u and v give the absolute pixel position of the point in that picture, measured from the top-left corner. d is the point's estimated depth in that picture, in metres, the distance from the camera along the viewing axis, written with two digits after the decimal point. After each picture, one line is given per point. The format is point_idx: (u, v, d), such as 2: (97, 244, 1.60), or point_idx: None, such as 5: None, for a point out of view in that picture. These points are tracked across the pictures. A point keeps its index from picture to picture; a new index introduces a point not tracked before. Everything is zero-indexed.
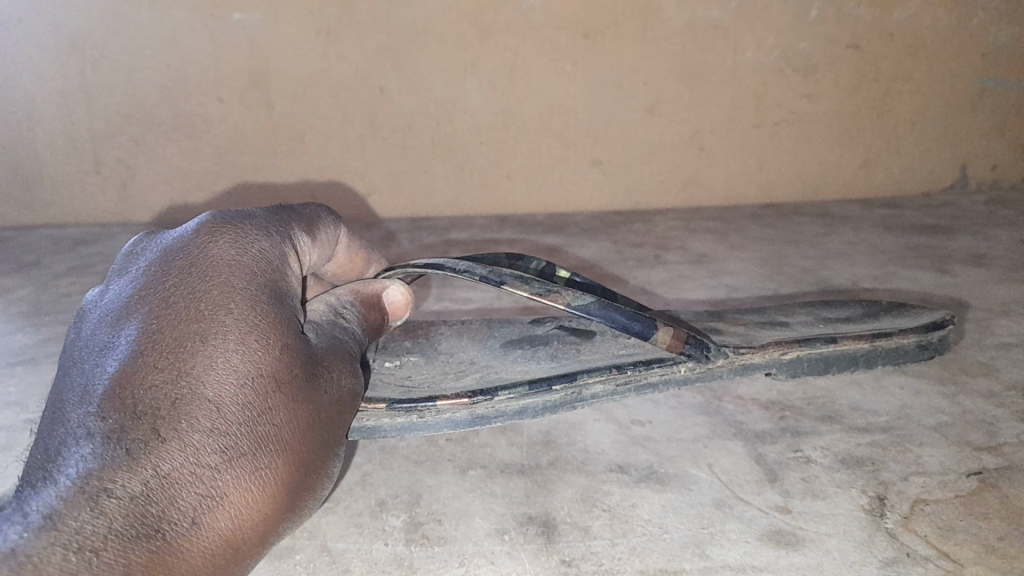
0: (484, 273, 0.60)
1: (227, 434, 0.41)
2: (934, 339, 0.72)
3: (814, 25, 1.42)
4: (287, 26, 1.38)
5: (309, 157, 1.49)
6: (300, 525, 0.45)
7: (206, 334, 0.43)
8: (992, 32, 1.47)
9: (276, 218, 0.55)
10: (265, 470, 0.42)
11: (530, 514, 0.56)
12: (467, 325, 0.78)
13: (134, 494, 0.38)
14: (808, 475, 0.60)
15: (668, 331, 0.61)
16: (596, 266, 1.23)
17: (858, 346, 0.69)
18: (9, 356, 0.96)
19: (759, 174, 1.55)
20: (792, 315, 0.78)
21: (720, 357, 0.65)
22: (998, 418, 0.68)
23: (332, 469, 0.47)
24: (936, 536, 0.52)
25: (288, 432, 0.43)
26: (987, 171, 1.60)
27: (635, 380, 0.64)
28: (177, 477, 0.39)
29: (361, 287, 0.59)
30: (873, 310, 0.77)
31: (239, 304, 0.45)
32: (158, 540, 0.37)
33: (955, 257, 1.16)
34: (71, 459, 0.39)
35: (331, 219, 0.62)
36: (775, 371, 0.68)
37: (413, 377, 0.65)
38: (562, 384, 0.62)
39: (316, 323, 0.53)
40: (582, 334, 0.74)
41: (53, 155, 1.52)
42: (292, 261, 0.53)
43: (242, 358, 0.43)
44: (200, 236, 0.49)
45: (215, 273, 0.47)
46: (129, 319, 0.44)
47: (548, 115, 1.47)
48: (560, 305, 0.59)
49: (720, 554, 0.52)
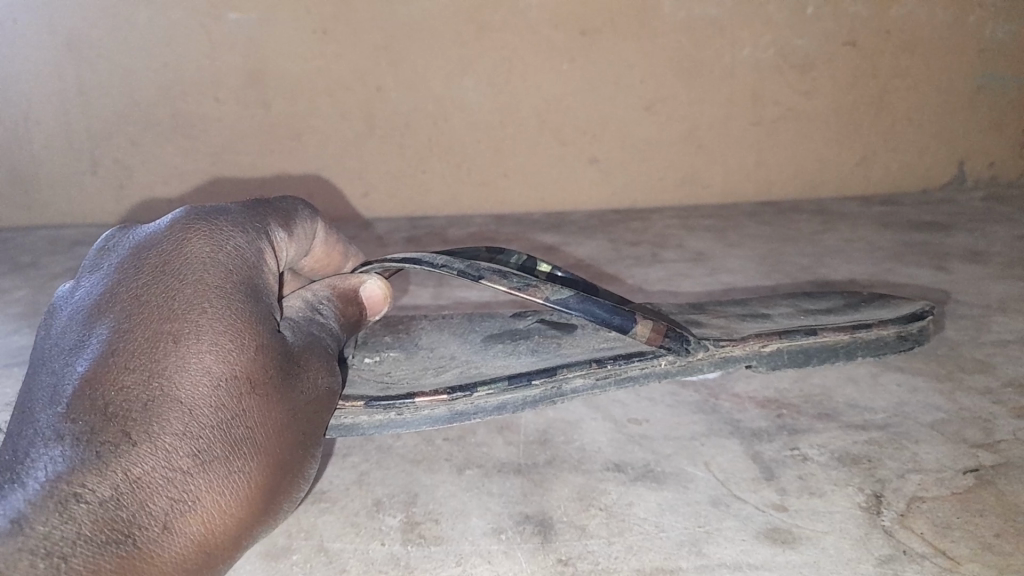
0: (462, 268, 0.60)
1: (200, 438, 0.41)
2: (914, 330, 0.69)
3: (811, 22, 1.41)
4: (283, 26, 1.38)
5: (308, 157, 1.49)
6: (274, 525, 0.46)
7: (179, 334, 0.43)
8: (989, 29, 1.46)
9: (252, 214, 0.55)
10: (238, 474, 0.42)
11: (526, 513, 0.57)
12: (447, 319, 0.78)
13: (105, 498, 0.38)
14: (804, 472, 0.60)
15: (647, 325, 0.61)
16: (593, 265, 1.23)
17: (839, 338, 0.67)
18: (8, 356, 0.96)
19: (756, 171, 1.55)
20: (773, 306, 0.78)
21: (700, 349, 0.64)
22: (996, 415, 0.68)
23: (307, 471, 0.47)
24: (932, 534, 0.52)
25: (262, 434, 0.44)
26: (984, 167, 1.60)
27: (615, 375, 0.63)
28: (148, 480, 0.39)
29: (339, 282, 0.59)
30: (853, 303, 0.76)
31: (214, 303, 0.45)
32: (127, 545, 0.38)
33: (952, 254, 1.16)
34: (40, 462, 0.39)
35: (308, 213, 0.62)
36: (755, 364, 0.66)
37: (393, 373, 0.65)
38: (542, 379, 0.61)
39: (293, 320, 0.53)
40: (563, 328, 0.73)
41: (50, 155, 1.52)
42: (269, 257, 0.53)
43: (216, 360, 0.43)
44: (175, 232, 0.49)
45: (189, 271, 0.47)
46: (101, 318, 0.44)
47: (545, 114, 1.47)
48: (539, 299, 0.59)
49: (717, 552, 0.52)
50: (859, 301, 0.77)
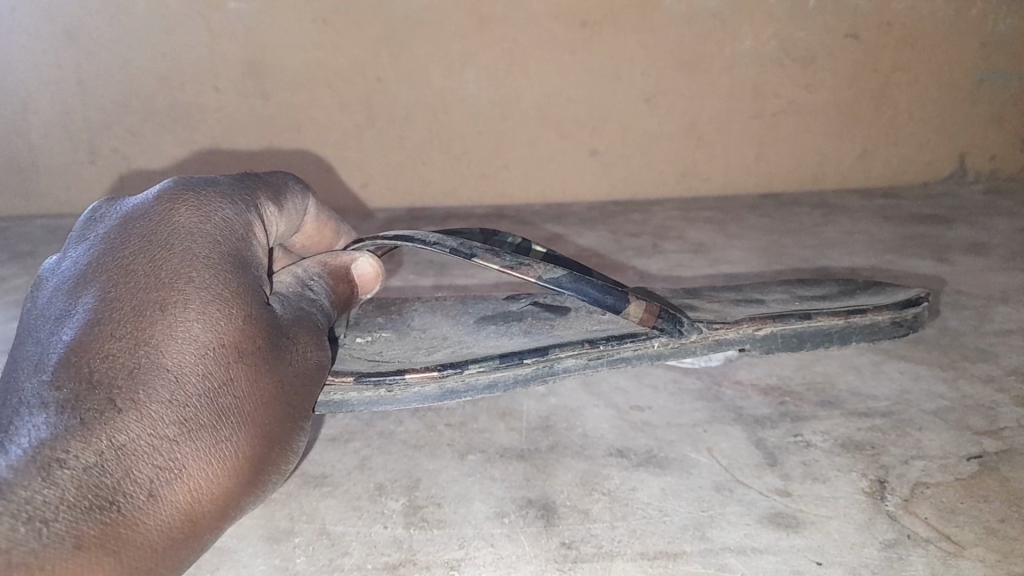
0: (455, 245, 0.60)
1: (186, 406, 0.41)
2: (909, 316, 0.69)
3: (813, 14, 1.41)
4: (284, 17, 1.37)
5: (308, 147, 1.49)
6: (262, 498, 0.46)
7: (166, 303, 0.43)
8: (991, 22, 1.46)
9: (242, 186, 0.54)
10: (225, 443, 0.42)
11: (529, 497, 0.56)
12: (441, 301, 0.78)
13: (88, 465, 0.38)
14: (808, 458, 0.60)
15: (640, 305, 0.61)
16: (593, 255, 1.23)
17: (833, 323, 0.67)
18: (7, 342, 0.96)
19: (757, 163, 1.55)
20: (768, 292, 0.77)
21: (693, 332, 0.63)
22: (999, 403, 0.68)
23: (297, 443, 0.47)
24: (937, 519, 0.52)
25: (250, 404, 0.43)
26: (985, 161, 1.60)
27: (607, 355, 0.63)
28: (133, 448, 0.39)
29: (329, 259, 0.58)
30: (848, 290, 0.76)
31: (202, 273, 0.45)
32: (111, 511, 0.37)
33: (954, 246, 1.16)
34: (23, 429, 0.38)
35: (299, 189, 0.62)
36: (749, 348, 0.66)
37: (386, 352, 0.64)
38: (533, 357, 0.61)
39: (284, 295, 0.53)
40: (555, 310, 0.73)
41: (49, 145, 1.51)
42: (257, 231, 0.53)
43: (203, 328, 0.43)
44: (162, 203, 0.48)
45: (176, 241, 0.46)
46: (87, 287, 0.44)
47: (547, 105, 1.46)
48: (531, 278, 0.58)
49: (720, 536, 0.52)
50: (855, 288, 0.76)
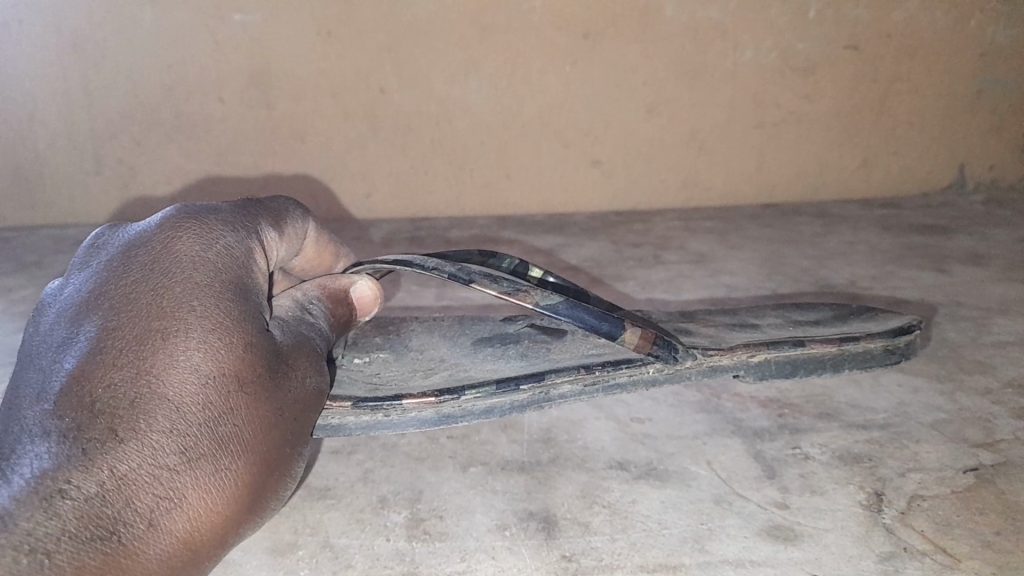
0: (452, 271, 0.60)
1: (186, 435, 0.42)
2: (901, 344, 0.69)
3: (813, 25, 1.42)
4: (288, 28, 1.39)
5: (311, 157, 1.50)
6: (261, 523, 0.46)
7: (167, 332, 0.44)
8: (990, 32, 1.47)
9: (243, 212, 0.55)
10: (224, 472, 0.42)
11: (530, 510, 0.57)
12: (439, 321, 0.79)
13: (89, 495, 0.38)
14: (807, 471, 0.61)
15: (635, 331, 0.61)
16: (594, 266, 1.24)
17: (826, 351, 0.68)
18: (12, 355, 0.96)
19: (757, 173, 1.56)
20: (763, 317, 0.78)
21: (688, 358, 0.64)
22: (996, 415, 0.68)
23: (295, 470, 0.48)
24: (932, 531, 0.53)
25: (249, 431, 0.44)
26: (984, 170, 1.60)
27: (603, 381, 0.64)
28: (133, 478, 0.40)
29: (328, 283, 0.59)
30: (842, 315, 0.77)
31: (203, 301, 0.46)
32: (112, 541, 0.38)
33: (953, 257, 1.17)
34: (26, 459, 0.39)
35: (299, 213, 0.62)
36: (743, 373, 0.67)
37: (383, 374, 0.65)
38: (529, 383, 0.62)
39: (283, 320, 0.53)
40: (552, 333, 0.74)
41: (54, 155, 1.52)
42: (258, 256, 0.53)
43: (204, 358, 0.44)
44: (164, 231, 0.49)
45: (178, 269, 0.47)
46: (89, 316, 0.45)
47: (548, 116, 1.48)
48: (529, 304, 0.59)
49: (719, 548, 0.52)
50: (849, 314, 0.77)
